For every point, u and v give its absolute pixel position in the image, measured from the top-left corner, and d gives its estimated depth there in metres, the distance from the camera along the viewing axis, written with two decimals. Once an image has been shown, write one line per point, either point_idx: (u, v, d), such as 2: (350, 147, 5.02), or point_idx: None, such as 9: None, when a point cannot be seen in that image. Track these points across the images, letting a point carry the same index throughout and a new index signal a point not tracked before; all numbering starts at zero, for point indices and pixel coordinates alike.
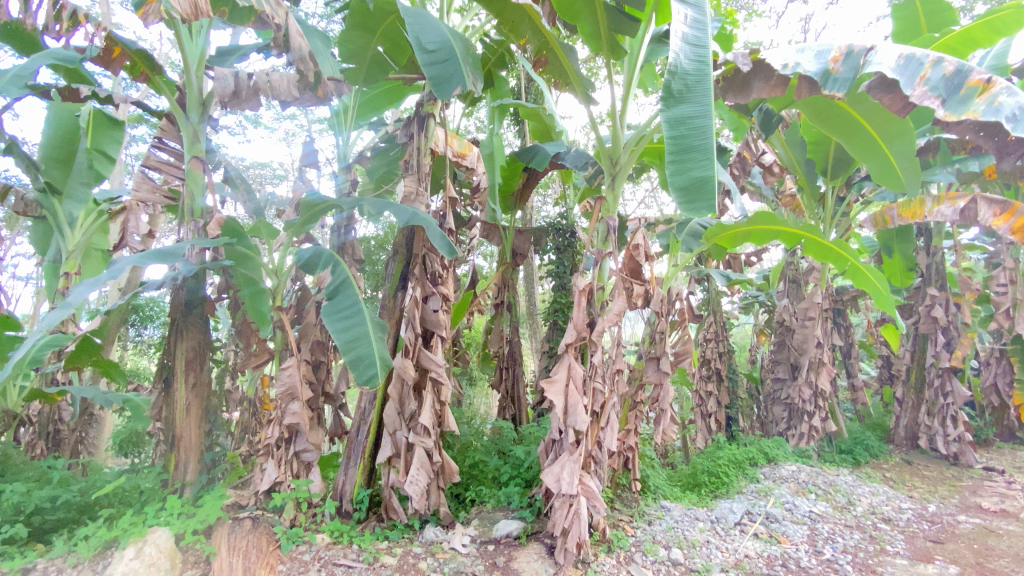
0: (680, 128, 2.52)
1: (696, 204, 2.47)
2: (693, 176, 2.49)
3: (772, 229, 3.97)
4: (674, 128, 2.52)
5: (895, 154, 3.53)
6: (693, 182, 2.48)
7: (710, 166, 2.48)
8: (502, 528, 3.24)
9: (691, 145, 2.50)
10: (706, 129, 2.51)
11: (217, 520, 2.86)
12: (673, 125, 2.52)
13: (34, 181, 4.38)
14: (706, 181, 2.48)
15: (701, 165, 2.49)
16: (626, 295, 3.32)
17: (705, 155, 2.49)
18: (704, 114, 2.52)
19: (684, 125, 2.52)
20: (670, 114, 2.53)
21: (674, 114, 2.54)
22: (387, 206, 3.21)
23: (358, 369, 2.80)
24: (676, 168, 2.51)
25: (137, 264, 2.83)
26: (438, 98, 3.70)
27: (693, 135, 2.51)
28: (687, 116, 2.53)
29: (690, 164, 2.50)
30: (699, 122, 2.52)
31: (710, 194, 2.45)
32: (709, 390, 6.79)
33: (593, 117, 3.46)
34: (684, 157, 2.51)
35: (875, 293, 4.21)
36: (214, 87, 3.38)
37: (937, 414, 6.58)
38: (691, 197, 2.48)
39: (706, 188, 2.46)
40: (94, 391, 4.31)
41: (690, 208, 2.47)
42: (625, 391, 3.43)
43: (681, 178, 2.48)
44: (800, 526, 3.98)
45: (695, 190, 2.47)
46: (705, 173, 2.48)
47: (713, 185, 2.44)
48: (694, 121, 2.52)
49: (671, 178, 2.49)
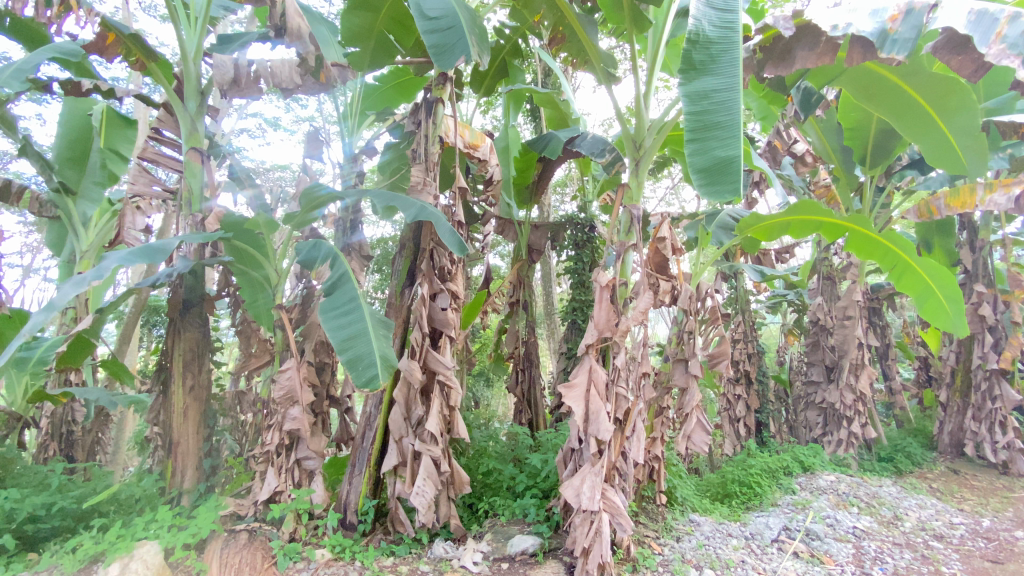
0: (701, 103, 2.26)
1: (718, 188, 2.18)
2: (715, 156, 2.20)
3: (812, 220, 3.61)
4: (694, 103, 2.26)
5: (954, 131, 3.18)
6: (715, 163, 2.19)
7: (736, 144, 2.18)
8: (518, 544, 2.99)
9: (713, 121, 2.23)
10: (731, 103, 2.23)
11: (212, 531, 2.66)
12: (692, 100, 2.27)
13: (48, 181, 4.14)
14: (729, 162, 2.18)
15: (724, 143, 2.19)
16: (651, 291, 3.02)
17: (730, 133, 2.19)
18: (730, 86, 2.25)
19: (706, 99, 2.26)
20: (690, 88, 2.28)
21: (695, 87, 2.29)
22: (394, 199, 2.98)
23: (356, 370, 2.57)
24: (696, 147, 2.23)
25: (121, 263, 2.65)
26: (447, 82, 3.46)
27: (716, 111, 2.24)
28: (709, 89, 2.27)
29: (712, 143, 2.21)
30: (724, 95, 2.25)
31: (735, 176, 2.15)
32: (738, 393, 6.45)
33: (613, 97, 3.10)
34: (705, 134, 2.23)
35: (923, 297, 3.84)
36: (213, 76, 3.21)
37: (984, 419, 6.09)
38: (712, 179, 2.19)
39: (729, 170, 2.16)
40: (101, 395, 4.08)
41: (710, 193, 2.18)
42: (652, 397, 3.14)
43: (700, 159, 2.20)
44: (844, 544, 3.64)
45: (717, 172, 2.18)
46: (729, 152, 2.18)
47: (738, 165, 2.15)
48: (718, 94, 2.25)
49: (690, 158, 2.22)
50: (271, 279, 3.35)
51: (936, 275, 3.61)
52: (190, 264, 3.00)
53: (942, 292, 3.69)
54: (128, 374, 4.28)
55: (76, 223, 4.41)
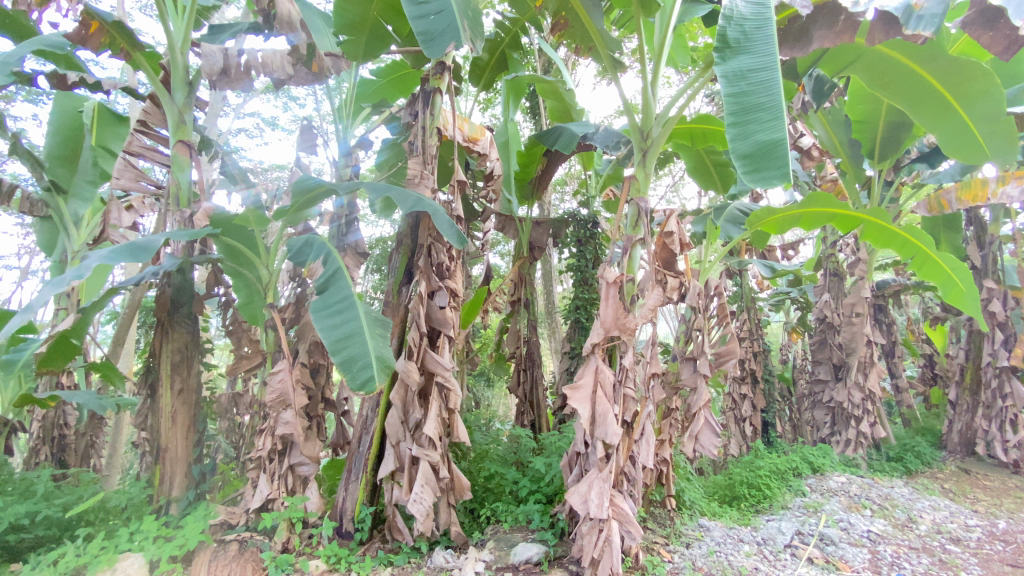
0: (740, 85, 2.28)
1: (765, 173, 2.13)
2: (759, 140, 2.17)
3: (826, 212, 3.45)
4: (733, 85, 2.29)
5: (975, 118, 3.04)
6: (759, 147, 2.16)
7: (780, 127, 2.16)
8: (522, 553, 2.85)
9: (754, 102, 2.23)
10: (771, 84, 2.26)
11: (200, 543, 2.57)
12: (731, 81, 2.29)
13: (38, 180, 3.94)
14: (776, 146, 2.15)
15: (767, 126, 2.17)
16: (659, 288, 2.90)
17: (773, 116, 2.19)
18: (767, 68, 2.30)
19: (744, 80, 2.28)
20: (728, 71, 2.32)
21: (733, 68, 2.32)
22: (388, 190, 2.84)
23: (350, 372, 2.42)
24: (738, 131, 2.20)
25: (104, 261, 2.52)
26: (445, 72, 3.35)
27: (756, 93, 2.25)
28: (747, 72, 2.29)
29: (754, 126, 2.19)
30: (763, 77, 2.27)
31: (782, 160, 2.10)
32: (743, 392, 6.32)
33: (619, 85, 2.96)
34: (747, 117, 2.22)
35: (945, 287, 3.52)
36: (201, 66, 3.07)
37: (994, 418, 5.96)
38: (758, 165, 2.14)
39: (776, 154, 2.13)
40: (88, 396, 3.93)
41: (758, 178, 2.13)
42: (661, 398, 3.01)
43: (744, 144, 2.17)
44: (859, 550, 3.50)
45: (763, 156, 2.15)
46: (773, 135, 2.16)
47: (784, 148, 2.12)
48: (756, 76, 2.28)
49: (733, 144, 2.19)
50: (262, 280, 3.19)
51: (954, 265, 3.31)
52: (177, 262, 2.88)
53: (964, 282, 3.37)
54: (118, 376, 4.12)
55: (67, 223, 4.17)
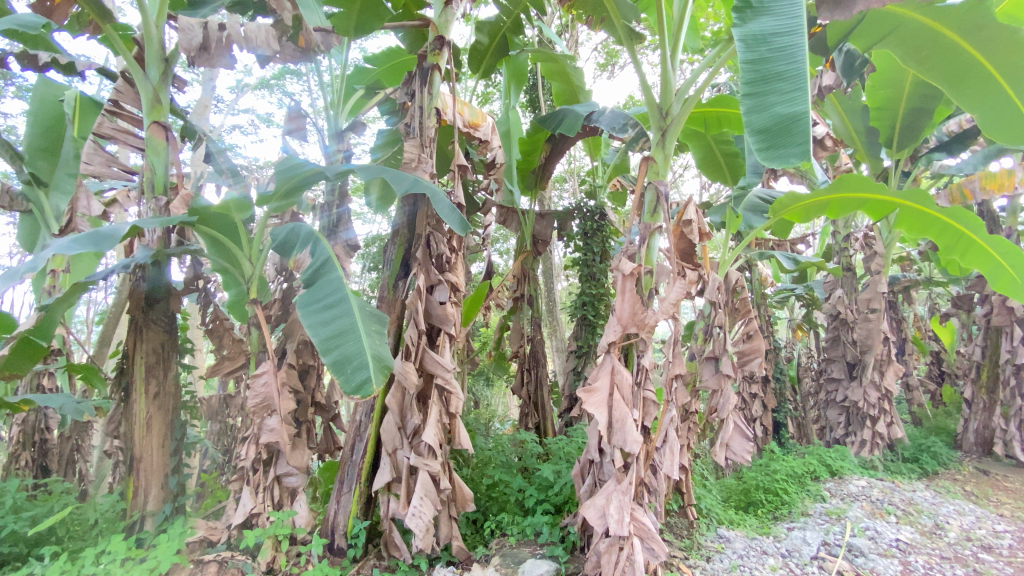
0: (759, 50, 2.05)
1: (783, 151, 1.90)
2: (778, 114, 1.93)
3: (854, 198, 3.23)
4: (752, 50, 2.07)
5: (1019, 93, 2.74)
6: (778, 122, 1.93)
7: (802, 99, 1.91)
8: (531, 571, 2.60)
9: (774, 70, 2.00)
10: (794, 49, 2.02)
11: (173, 565, 2.29)
12: (750, 46, 2.07)
13: (17, 172, 3.54)
14: (796, 119, 1.91)
15: (787, 97, 1.93)
16: (683, 280, 2.64)
17: (796, 86, 1.94)
18: (791, 31, 2.06)
19: (765, 45, 2.06)
20: (747, 34, 2.10)
21: (753, 32, 2.10)
22: (382, 172, 2.58)
23: (342, 374, 2.18)
24: (755, 103, 1.98)
25: (61, 254, 2.28)
26: (444, 48, 3.08)
27: (778, 60, 2.02)
28: (768, 35, 2.07)
29: (772, 98, 1.96)
30: (786, 42, 2.04)
31: (802, 137, 1.87)
32: (754, 393, 6.02)
33: (637, 60, 2.69)
34: (765, 87, 1.99)
35: (993, 273, 3.24)
36: (178, 41, 2.76)
37: (1014, 417, 5.71)
38: (774, 142, 1.92)
39: (798, 129, 1.89)
40: (64, 399, 3.68)
41: (775, 156, 1.91)
42: (685, 401, 2.76)
43: (760, 118, 1.94)
44: (890, 561, 3.27)
45: (781, 132, 1.91)
46: (794, 108, 1.92)
47: (805, 122, 1.88)
48: (779, 42, 2.05)
49: (749, 117, 1.97)
50: (245, 272, 2.95)
51: (1002, 248, 3.05)
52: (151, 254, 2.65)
53: (1015, 266, 3.09)
54: (98, 378, 3.84)
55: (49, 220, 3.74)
